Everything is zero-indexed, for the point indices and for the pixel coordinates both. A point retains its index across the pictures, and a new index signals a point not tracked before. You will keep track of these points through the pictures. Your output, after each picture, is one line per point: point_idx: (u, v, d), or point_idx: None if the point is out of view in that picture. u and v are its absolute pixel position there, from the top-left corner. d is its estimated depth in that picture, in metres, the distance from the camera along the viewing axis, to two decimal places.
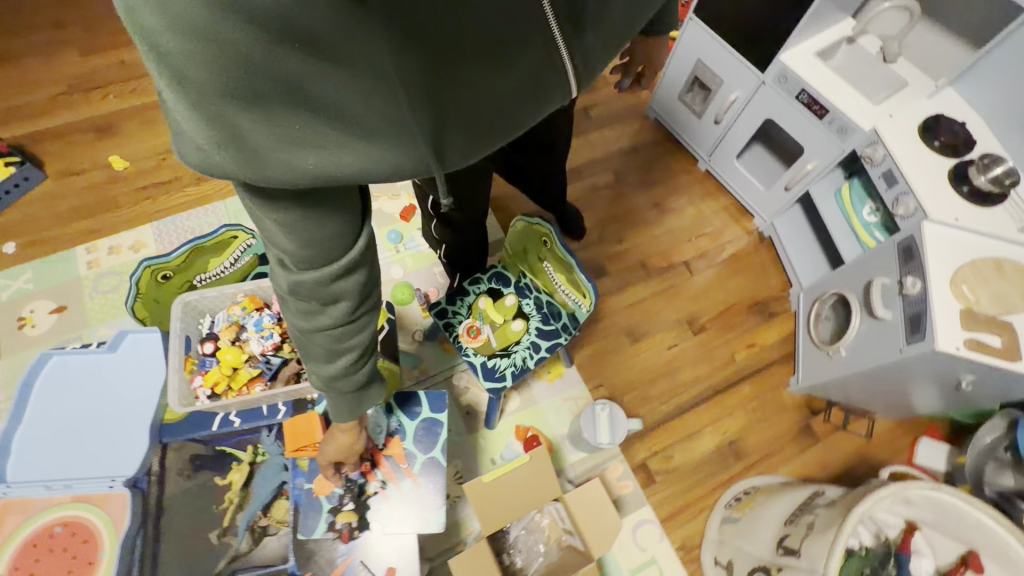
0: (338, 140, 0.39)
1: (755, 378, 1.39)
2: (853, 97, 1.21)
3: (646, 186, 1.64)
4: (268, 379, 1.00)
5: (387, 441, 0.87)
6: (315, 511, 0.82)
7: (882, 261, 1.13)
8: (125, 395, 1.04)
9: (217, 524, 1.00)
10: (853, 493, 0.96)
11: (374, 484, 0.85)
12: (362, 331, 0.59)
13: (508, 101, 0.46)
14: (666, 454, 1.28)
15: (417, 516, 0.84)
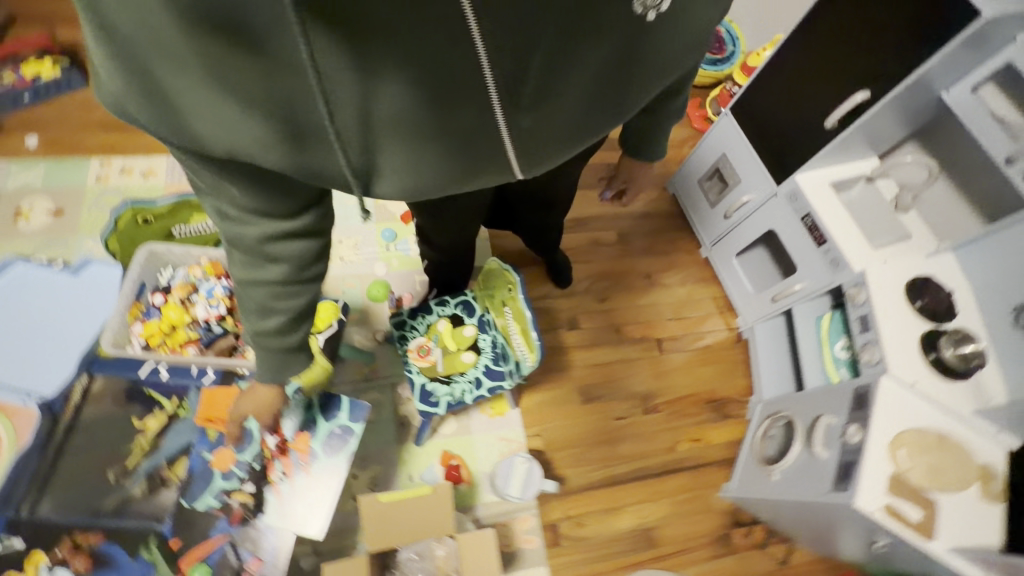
0: (265, 129, 0.47)
1: (691, 472, 1.39)
2: (854, 234, 1.23)
3: (645, 255, 1.66)
4: (202, 345, 1.05)
5: (295, 436, 0.90)
6: (205, 483, 0.88)
7: (835, 400, 1.14)
8: (70, 319, 1.11)
9: (119, 462, 1.00)
10: None
11: (274, 475, 0.88)
12: (302, 295, 0.62)
13: (438, 137, 0.51)
14: (581, 521, 1.28)
15: (301, 515, 0.87)
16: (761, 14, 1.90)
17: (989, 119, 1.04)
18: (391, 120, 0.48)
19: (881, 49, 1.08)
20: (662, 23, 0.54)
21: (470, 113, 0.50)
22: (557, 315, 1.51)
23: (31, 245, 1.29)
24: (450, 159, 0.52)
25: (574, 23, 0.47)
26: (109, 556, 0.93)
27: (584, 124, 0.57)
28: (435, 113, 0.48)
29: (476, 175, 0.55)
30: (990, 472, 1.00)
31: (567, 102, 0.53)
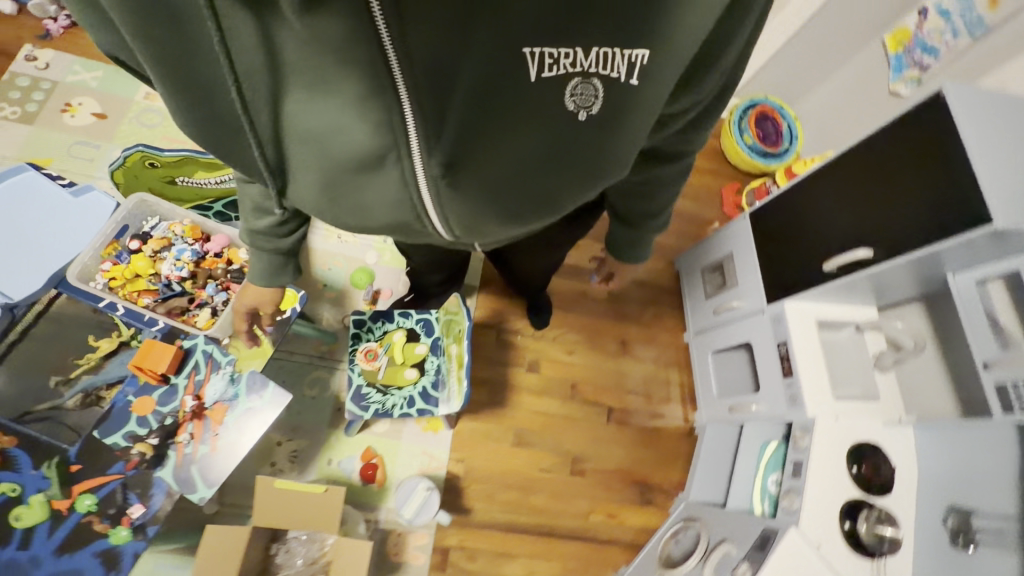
0: (193, 99, 0.55)
1: (594, 544, 1.41)
2: (822, 379, 1.21)
3: (627, 321, 1.67)
4: (157, 299, 1.09)
5: (214, 406, 0.97)
6: (120, 423, 0.95)
7: (744, 533, 1.13)
8: (55, 233, 1.14)
9: (63, 372, 1.10)
10: None
11: (183, 436, 0.96)
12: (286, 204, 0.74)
13: (345, 150, 0.59)
14: (471, 554, 1.32)
15: (197, 478, 0.93)
16: (826, 126, 1.88)
17: (981, 313, 1.02)
18: (312, 127, 0.58)
19: (894, 212, 1.07)
20: (596, 118, 0.62)
21: (380, 142, 0.58)
22: (522, 353, 1.54)
23: (68, 140, 1.38)
24: (367, 172, 0.62)
25: (486, 95, 0.55)
26: (14, 459, 1.02)
27: (502, 184, 0.67)
28: (349, 133, 0.57)
29: (391, 195, 0.65)
30: None
31: (484, 160, 0.62)
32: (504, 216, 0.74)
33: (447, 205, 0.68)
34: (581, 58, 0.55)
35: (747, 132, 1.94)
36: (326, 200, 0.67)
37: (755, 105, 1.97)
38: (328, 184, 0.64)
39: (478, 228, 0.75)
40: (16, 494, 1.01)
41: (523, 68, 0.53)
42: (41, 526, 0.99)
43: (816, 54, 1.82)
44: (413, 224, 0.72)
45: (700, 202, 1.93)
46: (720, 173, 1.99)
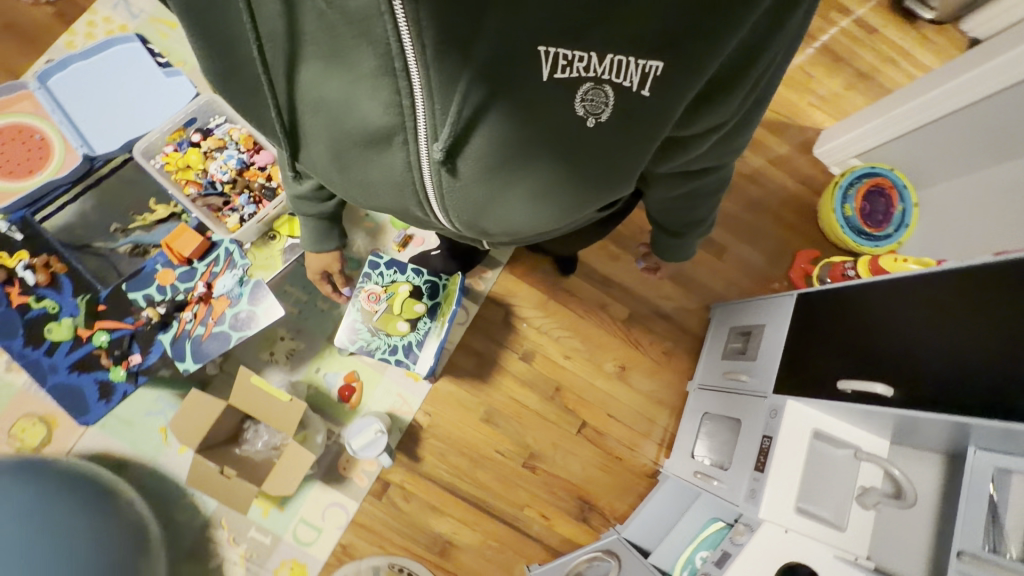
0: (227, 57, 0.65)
1: (518, 532, 1.49)
2: (791, 487, 1.15)
3: (636, 349, 1.64)
4: (200, 192, 1.24)
5: (218, 297, 1.21)
6: (148, 282, 1.24)
7: None
8: (144, 106, 1.33)
9: (123, 222, 1.30)
10: None
11: (188, 313, 1.22)
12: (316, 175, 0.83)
13: (357, 123, 0.68)
14: (406, 496, 1.44)
15: (193, 351, 1.19)
16: (948, 228, 1.65)
17: (986, 501, 0.91)
18: (329, 95, 0.66)
19: (922, 342, 1.02)
20: (609, 125, 0.65)
21: (390, 119, 0.66)
22: (522, 341, 1.57)
23: None
24: (377, 146, 0.70)
25: (490, 90, 0.60)
26: (59, 282, 1.23)
27: (500, 182, 0.73)
28: (363, 105, 0.65)
29: (397, 171, 0.73)
30: None
31: (482, 153, 0.68)
32: (503, 215, 0.80)
33: (448, 195, 0.75)
34: (595, 64, 0.57)
35: (850, 202, 1.74)
36: (339, 164, 0.76)
37: (874, 174, 1.74)
38: (343, 151, 0.73)
39: (481, 219, 0.80)
40: (53, 311, 1.22)
41: (536, 66, 0.57)
42: (65, 343, 1.21)
43: (970, 142, 1.57)
44: (416, 205, 0.80)
45: (766, 258, 1.80)
46: (801, 236, 1.83)
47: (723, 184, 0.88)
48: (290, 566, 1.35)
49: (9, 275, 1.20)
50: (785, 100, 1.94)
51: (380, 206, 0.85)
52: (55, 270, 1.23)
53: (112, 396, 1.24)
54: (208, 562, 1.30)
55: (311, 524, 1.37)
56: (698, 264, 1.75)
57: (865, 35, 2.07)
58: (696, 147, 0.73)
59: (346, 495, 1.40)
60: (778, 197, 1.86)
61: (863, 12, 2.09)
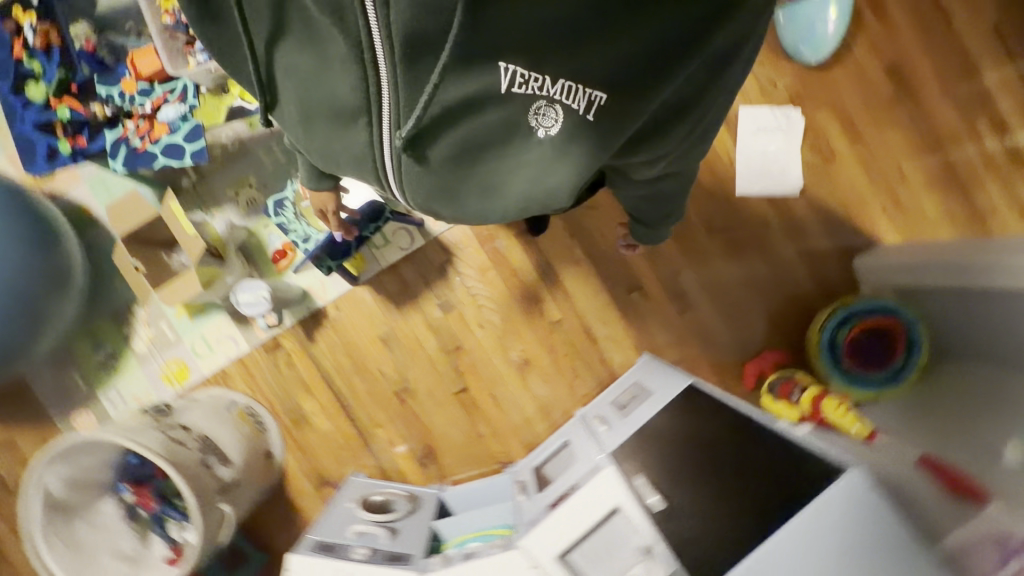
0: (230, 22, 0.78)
1: (363, 441, 1.64)
2: (561, 536, 1.13)
3: (547, 353, 1.65)
4: (172, 23, 1.34)
5: (161, 123, 1.41)
6: (115, 83, 1.44)
7: (406, 541, 1.27)
8: None
9: (135, 24, 1.46)
10: (194, 474, 1.22)
11: (131, 123, 1.43)
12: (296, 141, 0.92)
13: (334, 93, 0.78)
14: (288, 364, 1.61)
15: (121, 154, 1.41)
16: (930, 409, 1.40)
17: None
18: (310, 64, 0.77)
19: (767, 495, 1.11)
20: (556, 141, 0.74)
21: (356, 99, 0.75)
22: (447, 291, 1.62)
23: None
24: (344, 117, 0.79)
25: (447, 92, 0.70)
26: (52, 51, 1.40)
27: (448, 170, 0.80)
28: (338, 80, 0.75)
29: (362, 147, 0.81)
30: None
31: (436, 140, 0.76)
32: (456, 209, 0.85)
33: (405, 179, 0.81)
34: (548, 85, 0.68)
35: (844, 330, 1.53)
36: (309, 128, 0.85)
37: (889, 313, 1.49)
38: (322, 117, 0.82)
39: (434, 206, 0.85)
40: (37, 74, 1.41)
41: (495, 78, 0.68)
42: (37, 103, 1.41)
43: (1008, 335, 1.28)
44: (374, 181, 0.86)
45: (729, 339, 1.67)
46: (780, 337, 1.66)
47: (686, 187, 0.94)
48: (178, 364, 1.58)
49: (17, 29, 1.38)
50: (857, 193, 1.66)
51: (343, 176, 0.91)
52: (53, 40, 1.40)
53: (56, 160, 1.43)
54: (124, 327, 1.57)
55: (207, 343, 1.59)
56: (654, 310, 1.65)
57: (1008, 164, 1.66)
58: (641, 170, 0.85)
59: (242, 336, 1.59)
60: (781, 287, 1.67)
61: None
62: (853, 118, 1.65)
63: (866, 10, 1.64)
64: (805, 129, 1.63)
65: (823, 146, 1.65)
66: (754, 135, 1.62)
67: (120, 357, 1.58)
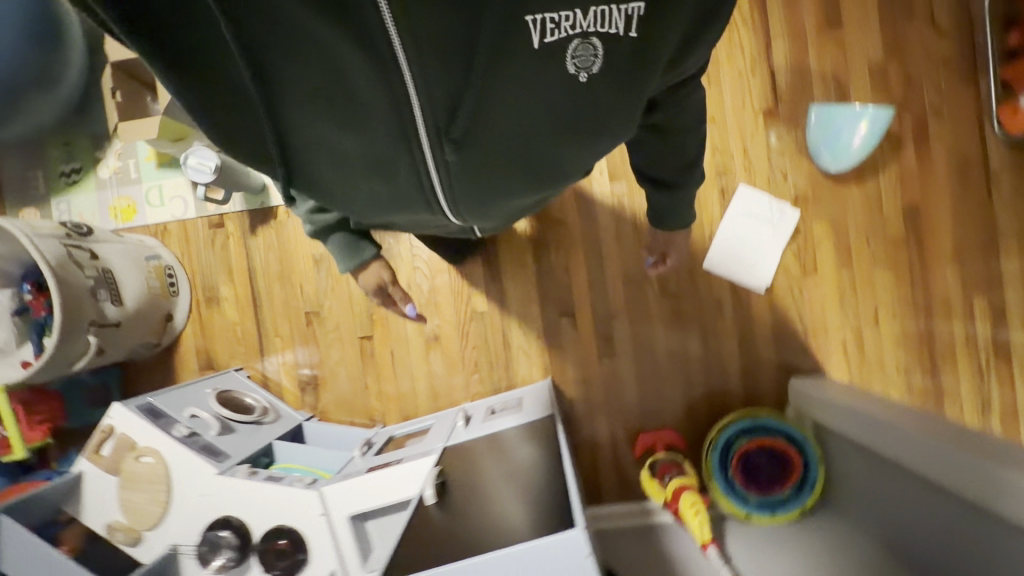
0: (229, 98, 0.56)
1: (259, 345, 1.66)
2: (358, 497, 1.13)
3: (459, 339, 1.63)
4: None
5: None
6: None
7: (230, 442, 1.29)
8: None
9: None
10: (70, 295, 1.27)
11: None
12: (334, 202, 0.73)
13: (371, 130, 0.58)
14: (224, 245, 1.65)
15: None
16: (782, 545, 1.32)
17: None
18: (323, 108, 0.56)
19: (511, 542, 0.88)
20: (597, 83, 0.58)
21: (387, 123, 0.57)
22: (391, 241, 1.63)
23: None
24: (378, 153, 0.61)
25: (485, 76, 0.53)
26: None
27: (503, 164, 0.65)
28: (366, 108, 0.56)
29: (409, 173, 0.64)
30: (135, 540, 1.15)
31: (485, 139, 0.60)
32: (514, 192, 0.73)
33: (467, 188, 0.67)
34: (579, 18, 0.51)
35: (742, 439, 1.46)
36: (347, 181, 0.67)
37: (794, 443, 1.44)
38: (361, 163, 0.63)
39: (496, 197, 0.73)
40: None
41: (524, 37, 0.51)
42: None
43: (889, 508, 1.20)
44: (423, 205, 0.71)
45: (637, 403, 1.61)
46: (687, 423, 1.60)
47: (699, 130, 0.75)
48: (128, 203, 1.65)
49: None
50: (822, 316, 1.57)
51: (388, 214, 0.75)
52: None
53: None
54: (97, 149, 1.64)
55: (161, 196, 1.65)
56: (576, 343, 1.62)
57: (989, 353, 1.55)
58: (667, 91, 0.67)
59: (194, 203, 1.64)
60: (707, 374, 1.60)
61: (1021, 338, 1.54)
62: (849, 242, 1.57)
63: (907, 142, 1.56)
64: (795, 232, 1.56)
65: (808, 258, 1.57)
66: (742, 217, 1.57)
67: (83, 175, 1.65)
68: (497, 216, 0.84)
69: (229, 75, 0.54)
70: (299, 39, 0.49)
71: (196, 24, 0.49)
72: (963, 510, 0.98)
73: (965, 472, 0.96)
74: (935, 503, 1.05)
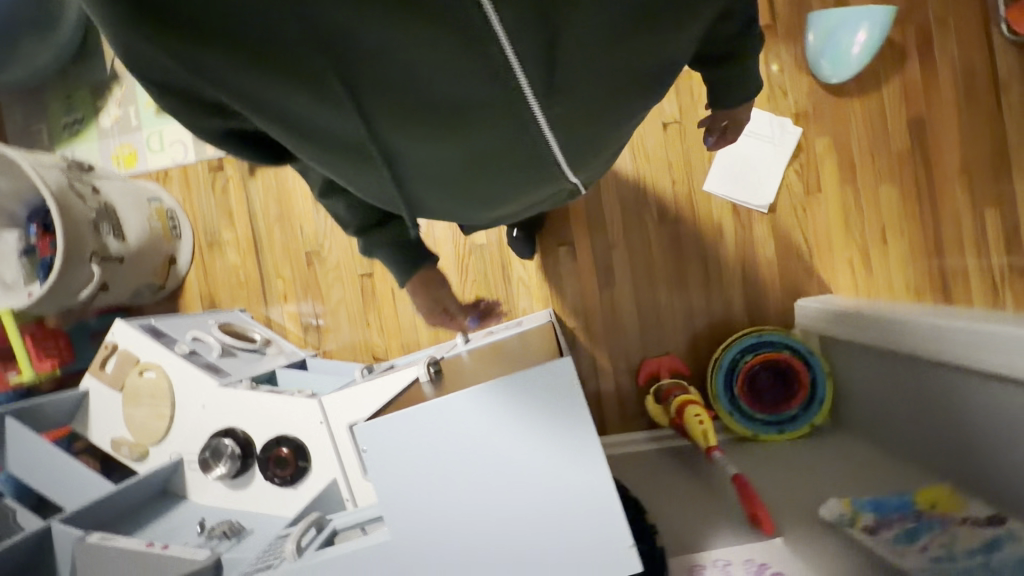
0: (320, 125, 0.55)
1: (261, 287, 1.67)
2: (356, 407, 1.11)
3: (458, 274, 1.62)
4: None
5: None
6: None
7: (234, 365, 1.30)
8: None
9: None
10: (72, 223, 1.29)
11: None
12: (435, 207, 0.69)
13: (460, 111, 0.54)
14: (224, 189, 1.66)
15: None
16: (791, 457, 1.29)
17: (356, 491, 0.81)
18: (405, 97, 0.52)
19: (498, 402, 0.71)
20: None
21: (486, 98, 0.53)
22: None
23: None
24: (486, 139, 0.57)
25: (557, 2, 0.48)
26: None
27: (601, 108, 0.61)
28: (446, 83, 0.51)
29: (510, 144, 0.59)
30: (141, 455, 1.16)
31: (582, 77, 0.55)
32: (610, 137, 0.67)
33: (567, 149, 0.62)
34: None
35: (747, 359, 1.42)
36: (447, 177, 0.63)
37: (801, 357, 1.40)
38: (457, 155, 0.59)
39: (597, 149, 0.67)
40: None
41: None
42: None
43: (898, 410, 1.17)
44: (530, 181, 0.66)
45: (641, 332, 1.59)
46: (693, 350, 1.58)
47: None
48: (129, 150, 1.67)
49: None
50: (828, 239, 1.54)
51: (509, 202, 0.72)
52: None
53: None
54: (98, 99, 1.67)
55: (162, 142, 1.67)
56: (576, 274, 1.60)
57: (1009, 274, 1.31)
58: None
59: (193, 148, 1.66)
60: (711, 300, 1.58)
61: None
62: (853, 160, 1.53)
63: (911, 54, 1.52)
64: (796, 150, 1.54)
65: (810, 177, 1.54)
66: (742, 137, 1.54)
67: (85, 125, 1.68)
68: (599, 168, 0.78)
69: (306, 99, 0.52)
70: (377, 49, 0.48)
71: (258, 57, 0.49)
72: (960, 385, 0.97)
73: (961, 343, 0.95)
74: (942, 389, 1.02)
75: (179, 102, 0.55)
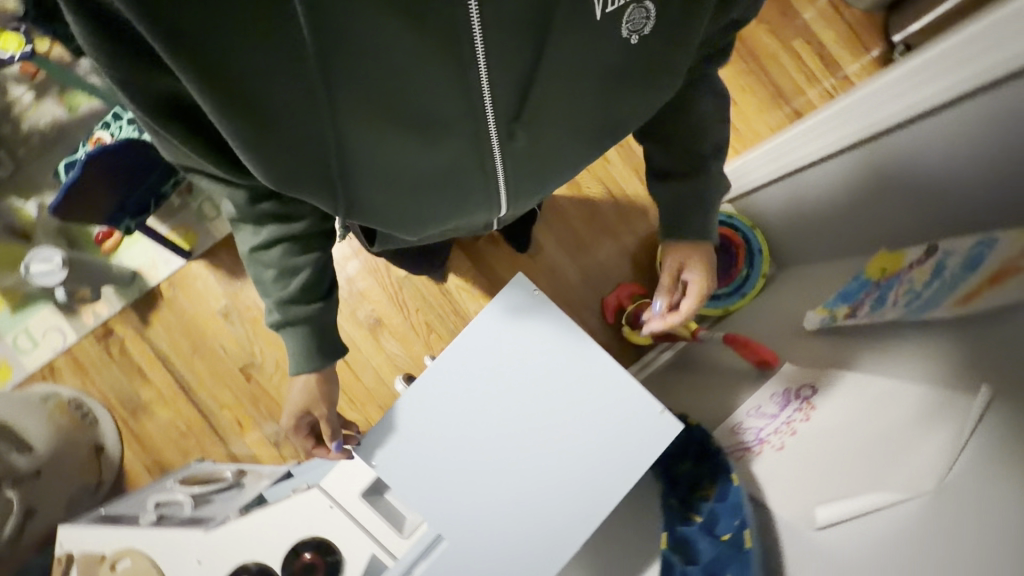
0: (280, 125, 0.51)
1: (210, 427, 1.52)
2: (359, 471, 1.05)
3: (399, 312, 1.58)
4: None
5: None
6: None
7: (215, 507, 1.17)
8: None
9: None
10: None
11: None
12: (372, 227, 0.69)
13: (432, 119, 0.57)
14: (122, 350, 1.52)
15: None
16: (763, 307, 1.37)
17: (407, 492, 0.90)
18: (393, 97, 0.53)
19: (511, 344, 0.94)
20: (648, 44, 0.60)
21: (462, 112, 0.58)
22: None
23: None
24: (450, 149, 0.61)
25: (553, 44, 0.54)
26: None
27: (549, 158, 0.69)
28: (432, 99, 0.55)
29: (469, 160, 0.63)
30: None
31: (543, 113, 0.62)
32: (546, 183, 0.74)
33: (515, 181, 0.69)
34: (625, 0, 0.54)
35: None
36: (396, 195, 0.64)
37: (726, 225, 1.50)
38: (419, 168, 0.62)
39: (533, 191, 0.74)
40: None
41: (589, 10, 0.53)
42: None
43: (818, 218, 1.28)
44: (474, 205, 0.71)
45: (588, 279, 1.63)
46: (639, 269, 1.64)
47: None
48: None
49: None
50: None
51: (447, 223, 0.75)
52: None
53: None
54: None
55: (31, 337, 1.50)
56: (506, 257, 1.62)
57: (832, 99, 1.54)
58: None
59: (70, 327, 1.51)
60: (630, 221, 1.66)
61: (850, 66, 1.72)
62: None
63: None
64: None
65: None
66: None
67: None
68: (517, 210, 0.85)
69: (277, 101, 0.49)
70: (389, 67, 0.51)
71: (242, 47, 0.45)
72: None
73: None
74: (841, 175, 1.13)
75: (114, 52, 0.44)
